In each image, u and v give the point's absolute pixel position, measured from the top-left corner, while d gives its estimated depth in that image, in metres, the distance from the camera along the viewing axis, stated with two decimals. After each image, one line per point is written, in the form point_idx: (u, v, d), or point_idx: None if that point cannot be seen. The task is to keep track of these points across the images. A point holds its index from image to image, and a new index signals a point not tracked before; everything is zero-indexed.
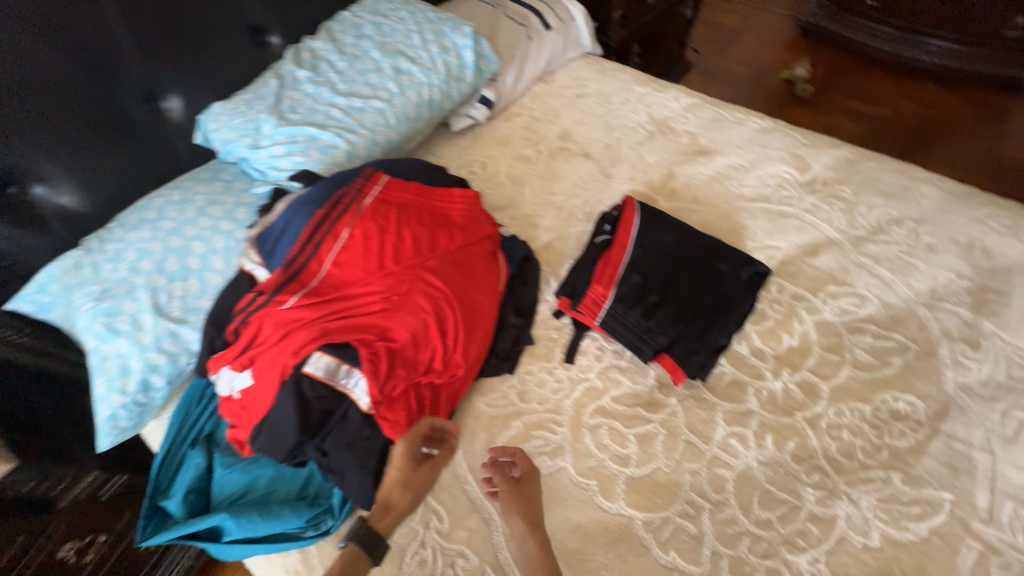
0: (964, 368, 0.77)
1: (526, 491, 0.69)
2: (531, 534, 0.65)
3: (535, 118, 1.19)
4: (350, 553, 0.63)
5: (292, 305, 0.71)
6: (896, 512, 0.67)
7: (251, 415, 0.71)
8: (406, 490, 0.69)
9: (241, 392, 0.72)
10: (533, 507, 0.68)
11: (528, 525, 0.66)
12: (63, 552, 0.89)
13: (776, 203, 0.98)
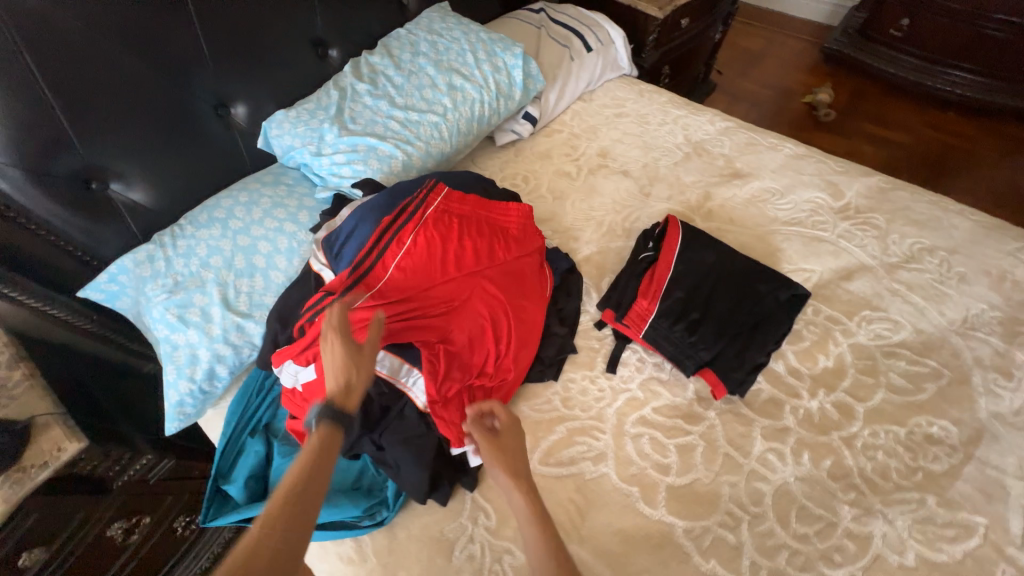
0: (996, 395, 0.79)
1: (509, 445, 0.66)
2: (515, 486, 0.62)
3: (575, 135, 1.24)
4: (321, 435, 0.52)
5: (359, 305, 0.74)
6: (931, 533, 0.69)
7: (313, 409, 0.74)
8: (359, 371, 0.59)
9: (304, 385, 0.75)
10: (516, 459, 0.64)
11: (511, 476, 0.62)
12: (111, 531, 0.94)
13: (810, 227, 1.02)
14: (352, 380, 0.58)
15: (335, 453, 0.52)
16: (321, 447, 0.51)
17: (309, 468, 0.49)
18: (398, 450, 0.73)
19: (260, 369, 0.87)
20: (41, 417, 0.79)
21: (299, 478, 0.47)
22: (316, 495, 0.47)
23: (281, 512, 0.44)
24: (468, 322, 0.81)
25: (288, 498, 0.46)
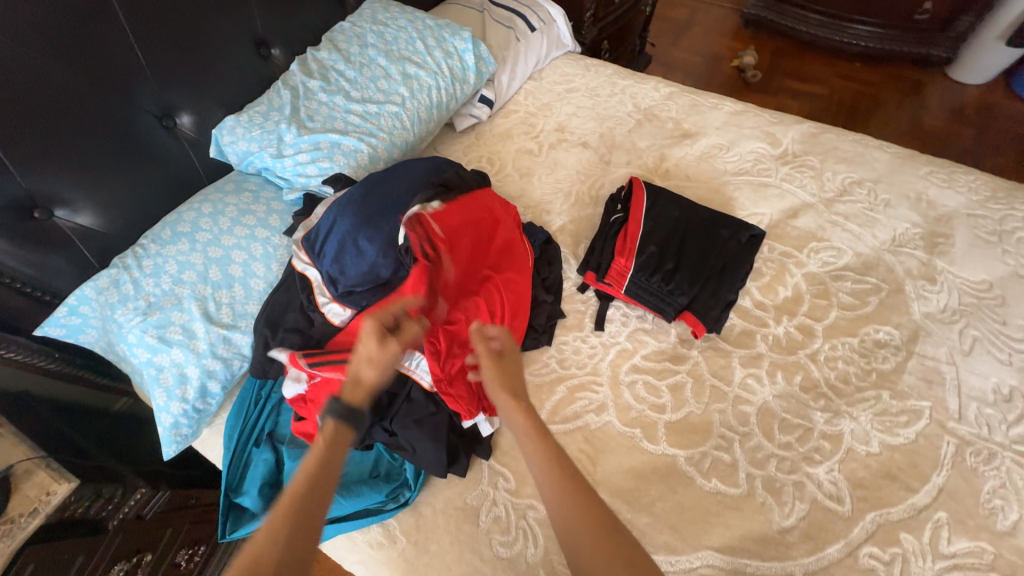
0: (926, 298, 0.91)
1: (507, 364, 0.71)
2: (516, 405, 0.66)
3: (531, 114, 1.28)
4: (330, 429, 0.56)
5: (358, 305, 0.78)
6: (889, 422, 0.80)
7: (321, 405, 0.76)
8: (370, 367, 0.62)
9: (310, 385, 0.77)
10: (513, 377, 0.69)
11: (511, 395, 0.67)
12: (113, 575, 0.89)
13: (756, 174, 1.11)
14: (364, 376, 0.62)
15: (344, 448, 0.56)
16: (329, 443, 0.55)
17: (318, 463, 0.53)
18: (411, 432, 0.76)
19: (254, 377, 0.85)
20: (20, 465, 0.77)
21: (313, 473, 0.52)
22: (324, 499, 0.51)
23: (292, 507, 0.48)
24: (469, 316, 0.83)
25: (303, 488, 0.50)
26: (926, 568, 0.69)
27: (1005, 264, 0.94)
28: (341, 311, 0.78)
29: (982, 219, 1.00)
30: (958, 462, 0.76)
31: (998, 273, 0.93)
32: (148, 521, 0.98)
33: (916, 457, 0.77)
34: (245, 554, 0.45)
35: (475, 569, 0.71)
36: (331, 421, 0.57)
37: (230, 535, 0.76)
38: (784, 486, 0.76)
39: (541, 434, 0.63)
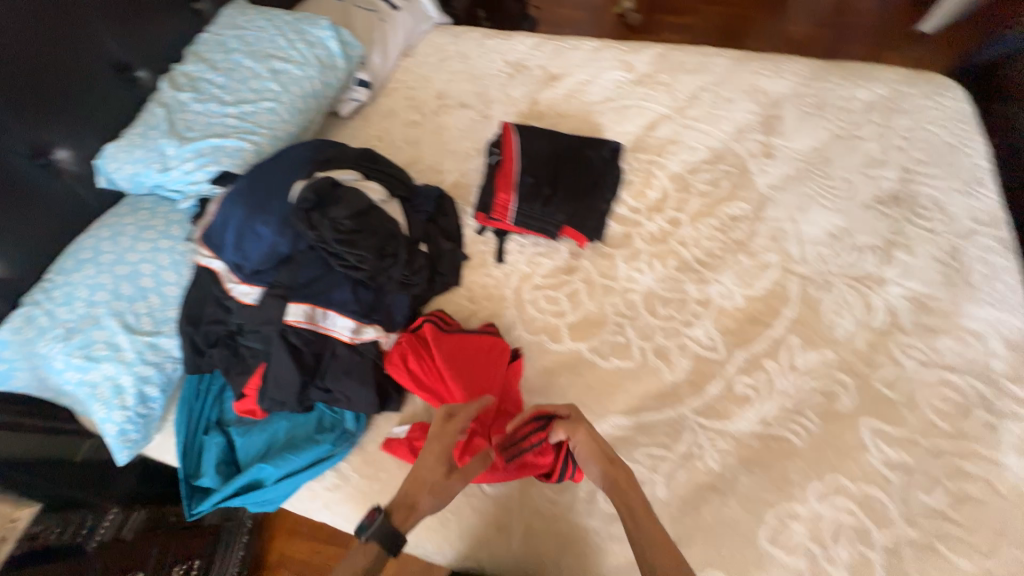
0: (767, 173, 1.06)
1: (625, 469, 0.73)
2: (612, 470, 0.72)
3: (412, 88, 1.35)
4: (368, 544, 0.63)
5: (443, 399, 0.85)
6: (747, 278, 0.95)
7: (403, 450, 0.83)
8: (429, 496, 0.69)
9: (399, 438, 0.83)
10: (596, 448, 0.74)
11: (608, 459, 0.73)
12: None
13: (618, 100, 1.24)
14: (419, 502, 0.69)
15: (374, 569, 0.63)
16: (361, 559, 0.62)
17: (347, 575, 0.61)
18: (342, 382, 0.85)
19: (192, 375, 0.91)
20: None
21: None
22: None
23: None
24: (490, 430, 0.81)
25: None
26: (785, 382, 0.84)
27: (826, 129, 1.10)
28: (250, 289, 0.85)
29: (805, 97, 1.15)
30: (802, 295, 0.91)
31: (821, 139, 1.09)
32: (130, 541, 1.03)
33: (772, 299, 0.92)
34: None
35: None
36: (378, 543, 0.63)
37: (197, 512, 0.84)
38: (669, 349, 0.90)
39: (648, 516, 0.68)
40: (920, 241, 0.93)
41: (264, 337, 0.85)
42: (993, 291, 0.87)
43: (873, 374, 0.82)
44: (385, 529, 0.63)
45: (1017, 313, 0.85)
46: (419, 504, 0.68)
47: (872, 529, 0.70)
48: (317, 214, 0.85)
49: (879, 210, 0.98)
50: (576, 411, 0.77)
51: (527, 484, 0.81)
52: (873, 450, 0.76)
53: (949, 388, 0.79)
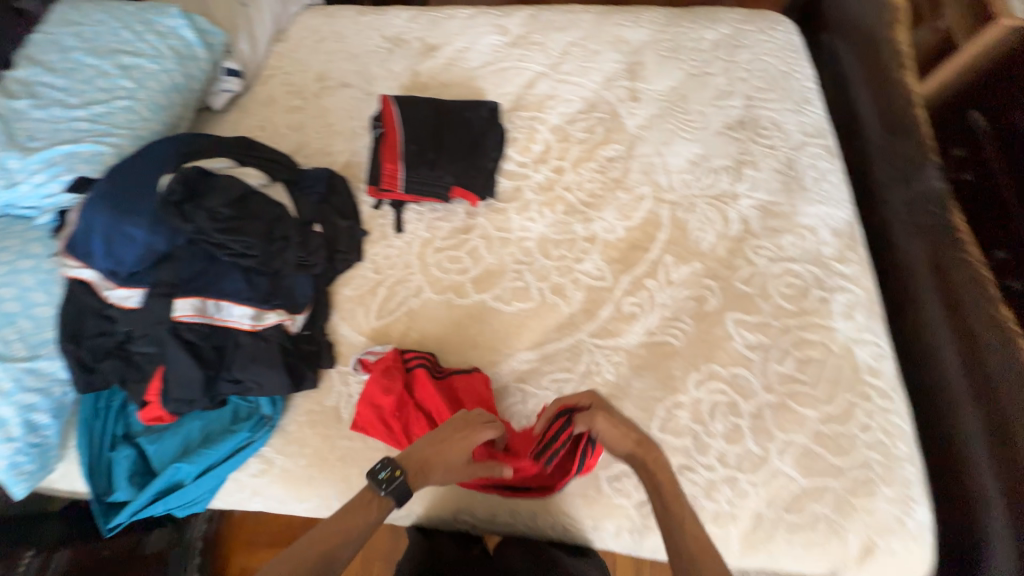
0: (635, 115, 1.16)
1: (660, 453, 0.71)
2: (642, 452, 0.71)
3: (289, 72, 1.31)
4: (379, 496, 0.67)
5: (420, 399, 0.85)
6: (626, 211, 1.04)
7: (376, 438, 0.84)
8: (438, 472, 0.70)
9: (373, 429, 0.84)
10: (623, 434, 0.72)
11: (636, 442, 0.71)
12: None
13: (497, 63, 1.27)
14: (431, 473, 0.69)
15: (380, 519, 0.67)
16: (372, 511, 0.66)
17: (358, 520, 0.65)
18: (250, 370, 0.84)
19: (88, 394, 0.87)
20: None
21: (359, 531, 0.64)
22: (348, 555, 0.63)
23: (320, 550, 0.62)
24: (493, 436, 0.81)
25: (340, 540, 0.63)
26: (664, 296, 0.94)
27: (682, 69, 1.21)
28: (129, 293, 0.81)
29: (662, 42, 1.26)
30: (673, 219, 1.02)
31: (678, 79, 1.20)
32: None
33: (648, 226, 1.02)
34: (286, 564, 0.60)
35: (350, 450, 0.85)
36: (393, 497, 0.66)
37: (113, 525, 0.84)
38: (564, 286, 0.97)
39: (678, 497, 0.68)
40: (763, 157, 1.07)
41: (156, 339, 0.83)
42: (822, 190, 1.03)
43: (733, 275, 0.94)
44: (401, 487, 0.66)
45: (840, 206, 1.01)
46: (431, 471, 0.69)
47: (740, 401, 0.82)
48: (190, 206, 0.83)
49: (730, 135, 1.10)
50: (598, 399, 0.75)
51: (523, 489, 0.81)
52: (736, 338, 0.88)
53: (792, 275, 0.93)
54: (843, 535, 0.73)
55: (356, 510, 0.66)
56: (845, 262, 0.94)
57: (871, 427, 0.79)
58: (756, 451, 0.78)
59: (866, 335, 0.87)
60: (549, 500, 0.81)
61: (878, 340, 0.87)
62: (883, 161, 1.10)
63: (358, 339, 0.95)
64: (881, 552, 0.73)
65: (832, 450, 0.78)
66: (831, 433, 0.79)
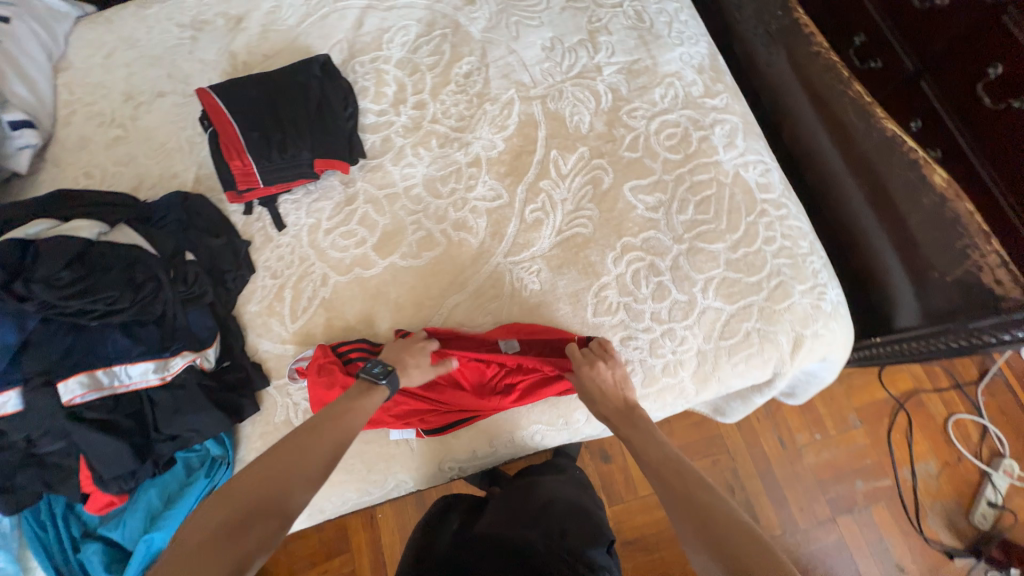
0: (476, 19, 1.07)
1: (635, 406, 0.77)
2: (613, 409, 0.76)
3: (90, 103, 1.12)
4: (371, 388, 0.74)
5: None
6: (498, 121, 1.00)
7: None
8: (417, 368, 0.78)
9: None
10: (617, 391, 0.76)
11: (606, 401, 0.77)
12: None
13: (314, 11, 1.13)
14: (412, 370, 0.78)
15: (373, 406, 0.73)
16: (365, 400, 0.73)
17: (357, 407, 0.71)
18: (180, 420, 0.81)
19: (24, 511, 0.81)
20: None
21: (360, 417, 0.71)
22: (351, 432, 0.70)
23: (333, 429, 0.68)
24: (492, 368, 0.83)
25: (347, 421, 0.70)
26: (562, 191, 0.93)
27: None
28: (2, 398, 0.72)
29: None
30: (547, 113, 0.99)
31: None
32: None
33: (527, 129, 0.98)
34: (304, 438, 0.66)
35: None
36: (383, 391, 0.74)
37: None
38: (465, 218, 0.95)
39: (638, 422, 0.75)
40: (612, 19, 1.03)
41: (60, 432, 0.76)
42: (675, 32, 1.01)
43: (618, 147, 0.94)
44: (396, 379, 0.75)
45: (697, 43, 1.01)
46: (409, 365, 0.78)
47: (657, 261, 0.86)
48: (19, 283, 0.73)
49: (574, 8, 1.05)
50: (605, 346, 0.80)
51: (516, 418, 0.84)
52: (638, 205, 0.90)
53: (671, 125, 0.94)
54: (774, 339, 0.82)
55: (352, 401, 0.72)
56: (715, 95, 0.96)
57: (773, 238, 0.86)
58: (683, 298, 0.84)
59: (750, 157, 0.92)
60: (517, 418, 0.84)
61: (761, 156, 0.92)
62: None
63: (283, 350, 0.91)
64: (808, 339, 0.83)
65: (746, 271, 0.84)
66: (741, 257, 0.85)
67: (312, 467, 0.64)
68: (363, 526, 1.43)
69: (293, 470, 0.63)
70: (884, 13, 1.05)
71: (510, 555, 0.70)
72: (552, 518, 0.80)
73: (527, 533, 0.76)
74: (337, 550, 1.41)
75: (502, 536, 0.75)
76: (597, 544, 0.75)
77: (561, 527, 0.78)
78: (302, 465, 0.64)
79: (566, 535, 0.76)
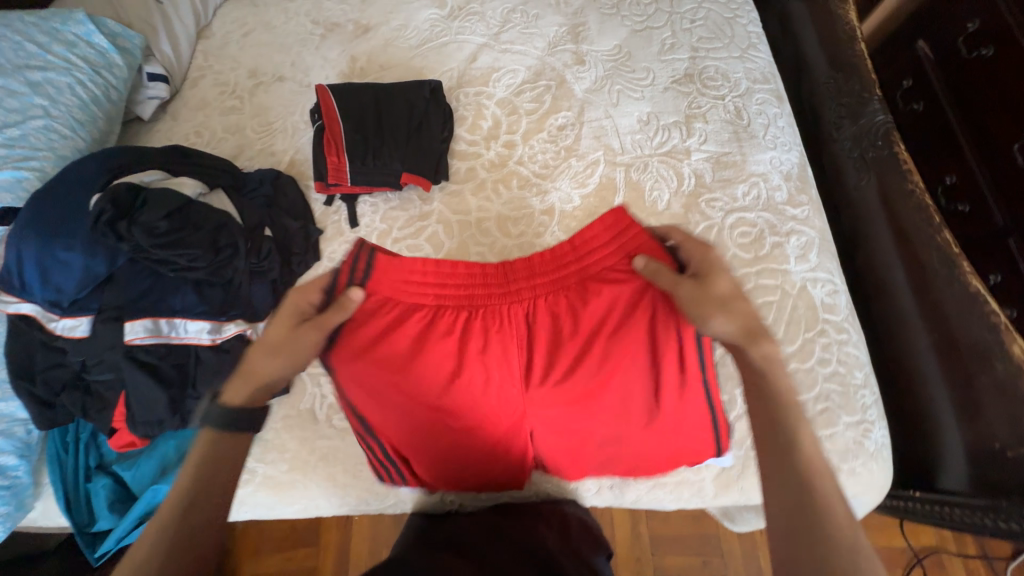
0: (582, 79, 1.13)
1: (768, 373, 0.65)
2: (762, 340, 0.66)
3: (219, 71, 1.23)
4: (205, 440, 0.63)
5: (418, 350, 0.74)
6: (579, 177, 1.03)
7: (430, 400, 0.73)
8: (266, 364, 0.68)
9: (418, 401, 0.73)
10: (722, 289, 0.69)
11: (751, 330, 0.67)
12: None
13: (435, 38, 1.22)
14: (262, 374, 0.68)
15: (218, 457, 0.63)
16: (209, 457, 0.62)
17: (205, 469, 0.61)
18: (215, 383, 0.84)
19: (55, 428, 0.84)
20: None
21: (210, 480, 0.61)
22: (214, 499, 0.60)
23: (175, 508, 0.58)
24: (548, 325, 0.76)
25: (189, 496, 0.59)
26: None
27: (625, 27, 1.18)
28: (76, 322, 0.79)
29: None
30: (628, 181, 1.01)
31: (623, 37, 1.17)
32: None
33: (605, 192, 1.01)
34: (152, 527, 0.57)
35: (330, 449, 0.85)
36: (213, 429, 0.63)
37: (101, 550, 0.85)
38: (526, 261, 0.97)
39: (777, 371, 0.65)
40: (711, 109, 1.06)
41: (112, 365, 0.80)
42: (770, 135, 1.03)
43: (690, 231, 0.95)
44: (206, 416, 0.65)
45: (789, 150, 1.02)
46: (259, 370, 0.68)
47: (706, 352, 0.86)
48: (123, 223, 0.79)
49: (677, 90, 1.09)
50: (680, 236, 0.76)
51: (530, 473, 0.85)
52: None
53: (747, 224, 0.95)
54: None
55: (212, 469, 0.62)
56: (797, 205, 0.97)
57: (828, 360, 0.85)
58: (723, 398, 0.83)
59: (820, 274, 0.91)
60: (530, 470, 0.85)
61: (831, 277, 0.91)
62: (830, 99, 1.09)
63: None
64: (843, 474, 0.79)
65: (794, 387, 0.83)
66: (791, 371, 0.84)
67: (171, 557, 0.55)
68: (336, 523, 1.42)
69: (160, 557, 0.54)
70: (982, 161, 1.05)
71: (504, 545, 0.69)
72: (555, 518, 0.79)
73: (529, 527, 0.75)
74: (305, 542, 1.40)
75: (505, 534, 0.73)
76: (600, 549, 0.75)
77: (563, 531, 0.76)
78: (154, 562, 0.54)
79: (568, 538, 0.74)
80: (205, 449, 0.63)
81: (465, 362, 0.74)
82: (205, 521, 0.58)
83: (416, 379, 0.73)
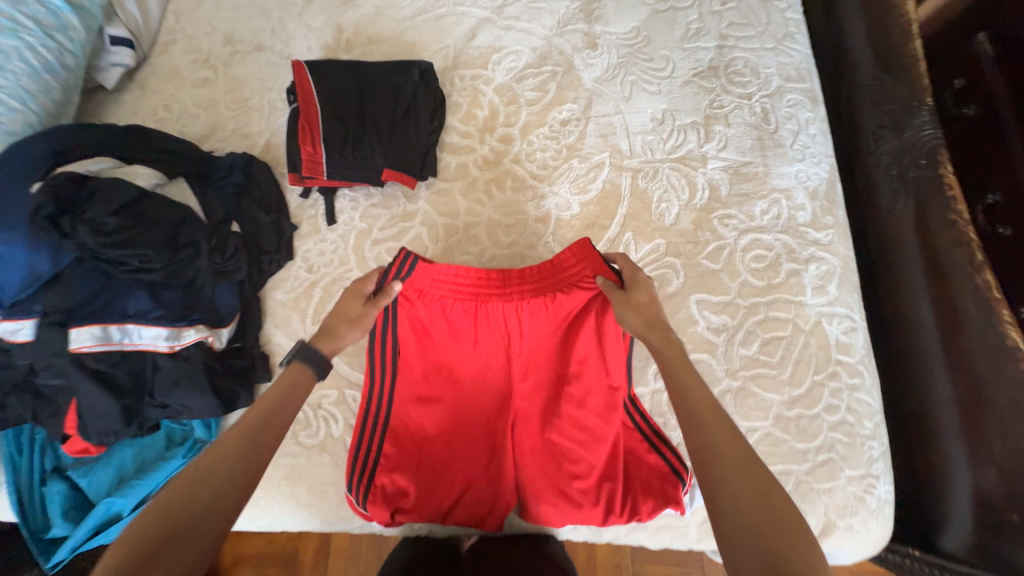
0: (592, 66, 1.00)
1: (660, 351, 0.63)
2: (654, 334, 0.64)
3: (191, 36, 1.11)
4: (288, 373, 0.64)
5: (412, 374, 0.78)
6: (580, 182, 0.93)
7: (422, 424, 0.77)
8: (347, 326, 0.70)
9: (411, 425, 0.77)
10: (652, 305, 0.67)
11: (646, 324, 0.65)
12: None
13: (431, 8, 1.08)
14: (342, 335, 0.69)
15: (299, 389, 0.63)
16: (287, 386, 0.62)
17: (278, 398, 0.60)
18: (176, 393, 0.78)
19: (7, 428, 0.80)
20: None
21: (275, 407, 0.59)
22: (275, 430, 0.58)
23: (240, 429, 0.56)
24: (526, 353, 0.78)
25: (254, 423, 0.57)
26: None
27: (646, 6, 1.03)
28: (17, 325, 0.72)
29: None
30: (634, 189, 0.91)
31: (642, 18, 1.03)
32: None
33: (608, 201, 0.91)
34: (217, 445, 0.55)
35: (295, 467, 0.80)
36: (304, 365, 0.65)
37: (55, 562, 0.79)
38: None
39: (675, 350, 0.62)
40: (735, 109, 0.94)
41: (60, 371, 0.74)
42: (799, 144, 0.92)
43: (698, 251, 0.86)
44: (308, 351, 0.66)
45: (819, 163, 0.91)
46: (341, 331, 0.69)
47: None
48: (66, 219, 0.71)
49: (699, 86, 0.97)
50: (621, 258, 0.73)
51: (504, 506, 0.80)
52: (699, 321, 0.82)
53: (762, 246, 0.85)
54: None
55: (285, 398, 0.61)
56: (821, 228, 0.86)
57: (837, 407, 0.77)
58: None
59: (838, 308, 0.82)
60: None
61: (850, 312, 0.82)
62: (871, 104, 0.96)
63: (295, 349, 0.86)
64: (839, 530, 0.74)
65: (796, 435, 0.76)
66: (794, 417, 0.77)
67: (225, 479, 0.52)
68: None
69: (212, 478, 0.52)
70: None
71: None
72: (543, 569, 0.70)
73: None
74: None
75: None
76: None
77: None
78: (209, 480, 0.52)
79: None
80: (291, 379, 0.63)
81: (454, 386, 0.79)
82: (258, 447, 0.56)
83: (411, 404, 0.77)
